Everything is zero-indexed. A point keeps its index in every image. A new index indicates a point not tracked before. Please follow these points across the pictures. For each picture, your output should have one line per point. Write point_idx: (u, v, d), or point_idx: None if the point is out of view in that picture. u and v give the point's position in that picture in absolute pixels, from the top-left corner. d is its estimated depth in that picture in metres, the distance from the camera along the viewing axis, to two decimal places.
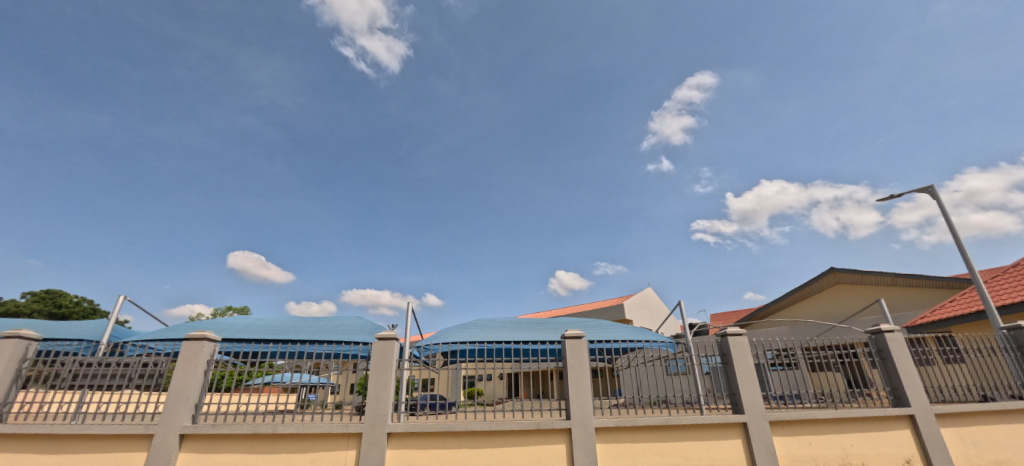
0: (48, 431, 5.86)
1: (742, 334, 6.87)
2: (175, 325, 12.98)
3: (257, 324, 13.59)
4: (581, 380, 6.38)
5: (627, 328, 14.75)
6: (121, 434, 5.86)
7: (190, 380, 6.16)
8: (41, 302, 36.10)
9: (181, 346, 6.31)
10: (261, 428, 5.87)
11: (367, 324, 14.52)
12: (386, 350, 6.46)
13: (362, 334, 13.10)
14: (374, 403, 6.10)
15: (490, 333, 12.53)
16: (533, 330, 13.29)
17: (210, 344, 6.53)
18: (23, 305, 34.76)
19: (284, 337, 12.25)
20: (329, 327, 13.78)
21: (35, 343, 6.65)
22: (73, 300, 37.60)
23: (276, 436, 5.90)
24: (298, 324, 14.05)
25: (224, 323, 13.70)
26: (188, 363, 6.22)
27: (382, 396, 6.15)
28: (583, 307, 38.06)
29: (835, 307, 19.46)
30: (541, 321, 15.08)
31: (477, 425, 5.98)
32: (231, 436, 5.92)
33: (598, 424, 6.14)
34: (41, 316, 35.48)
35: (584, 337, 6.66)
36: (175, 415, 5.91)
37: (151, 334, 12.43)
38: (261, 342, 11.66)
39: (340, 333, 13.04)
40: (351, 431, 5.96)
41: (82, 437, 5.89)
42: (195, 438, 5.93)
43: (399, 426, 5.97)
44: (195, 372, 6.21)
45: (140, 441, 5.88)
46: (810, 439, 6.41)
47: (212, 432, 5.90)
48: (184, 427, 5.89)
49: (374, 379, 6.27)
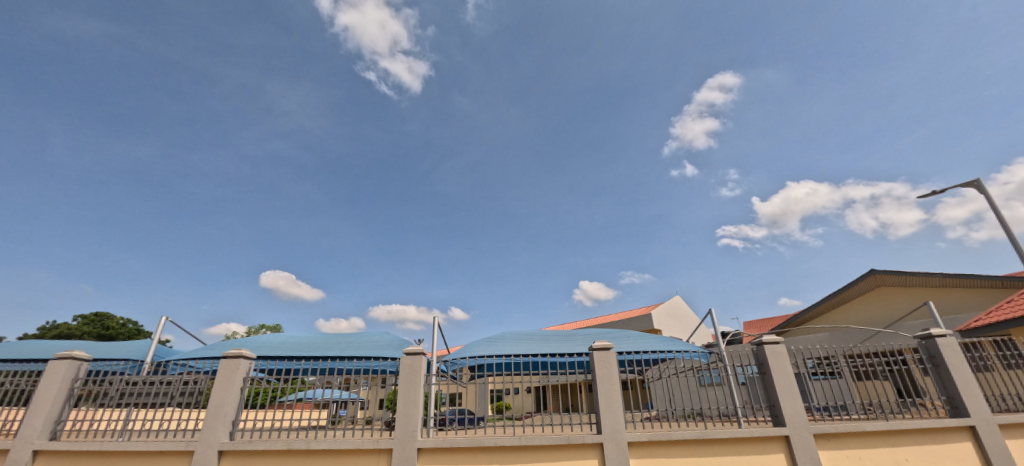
0: (98, 448, 6.14)
1: (779, 342, 6.56)
2: (212, 344, 13.48)
3: (289, 342, 13.99)
4: (612, 392, 6.22)
5: (657, 338, 14.36)
6: (163, 450, 6.07)
7: (227, 398, 6.33)
8: (92, 325, 38.41)
9: (219, 363, 6.52)
10: (295, 444, 5.97)
11: (395, 340, 14.68)
12: (414, 365, 6.47)
13: (391, 350, 13.25)
14: (403, 419, 6.13)
15: (516, 347, 12.50)
16: (560, 343, 13.13)
17: (246, 362, 6.71)
18: (75, 327, 36.91)
19: (313, 354, 12.47)
20: (357, 343, 13.97)
21: (86, 364, 6.99)
22: (120, 322, 39.82)
23: (310, 452, 5.99)
24: (328, 341, 14.36)
25: (257, 341, 14.11)
26: (226, 381, 6.42)
27: (411, 412, 6.16)
28: (610, 317, 37.48)
29: (879, 310, 18.46)
30: (567, 333, 14.84)
31: (506, 440, 5.89)
32: (265, 452, 6.04)
33: (631, 438, 5.96)
34: (91, 338, 37.66)
35: (613, 348, 6.51)
36: (214, 432, 6.09)
37: (191, 352, 12.96)
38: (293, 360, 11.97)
39: (370, 349, 13.27)
40: (381, 447, 5.98)
41: (128, 454, 6.14)
42: (233, 454, 6.08)
43: (428, 442, 5.97)
44: (232, 389, 6.38)
45: (182, 457, 6.07)
46: (860, 453, 6.04)
47: (247, 448, 6.03)
48: (222, 444, 6.05)
49: (402, 395, 6.29)
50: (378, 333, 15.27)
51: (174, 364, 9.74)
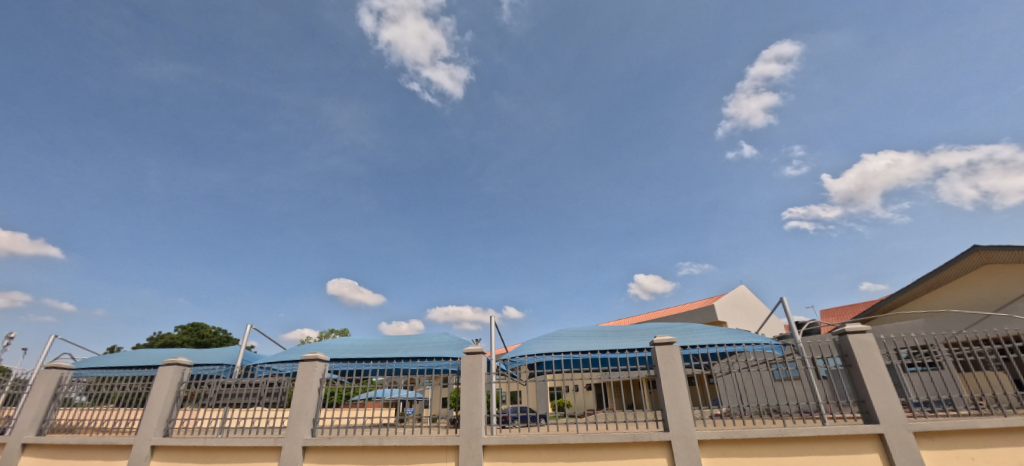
0: (202, 444, 6.88)
1: (866, 332, 5.97)
2: (291, 348, 14.63)
3: (358, 345, 14.86)
4: (677, 388, 5.98)
5: (723, 331, 13.63)
6: (256, 446, 6.69)
7: (307, 397, 6.84)
8: (190, 334, 43.13)
9: (298, 366, 7.05)
10: (369, 440, 6.34)
11: (454, 340, 15.11)
12: (475, 364, 6.62)
13: (451, 350, 13.65)
14: (467, 416, 6.29)
15: (574, 343, 12.41)
16: (618, 338, 12.86)
17: (321, 364, 7.21)
18: (177, 336, 41.65)
19: (380, 355, 13.15)
20: (419, 344, 14.55)
21: (188, 368, 7.85)
22: (213, 331, 44.37)
23: (383, 448, 6.32)
24: (392, 342, 15.09)
25: (329, 344, 15.12)
26: (305, 382, 6.93)
27: (475, 410, 6.30)
28: (670, 310, 36.08)
29: (985, 292, 16.26)
30: (626, 328, 14.48)
31: (570, 438, 5.85)
32: (344, 448, 6.46)
33: (701, 436, 5.69)
34: (190, 346, 42.28)
35: (676, 343, 6.26)
36: (298, 429, 6.61)
37: (274, 356, 14.16)
38: (362, 361, 12.70)
39: (432, 349, 13.77)
40: (449, 444, 6.18)
41: (227, 448, 6.84)
42: (315, 450, 6.56)
43: (493, 439, 6.08)
44: (310, 390, 6.88)
45: (272, 452, 6.65)
46: (972, 454, 5.35)
47: (327, 444, 6.48)
48: (305, 440, 6.55)
49: (465, 393, 6.45)
50: (437, 334, 15.80)
51: (260, 368, 10.70)
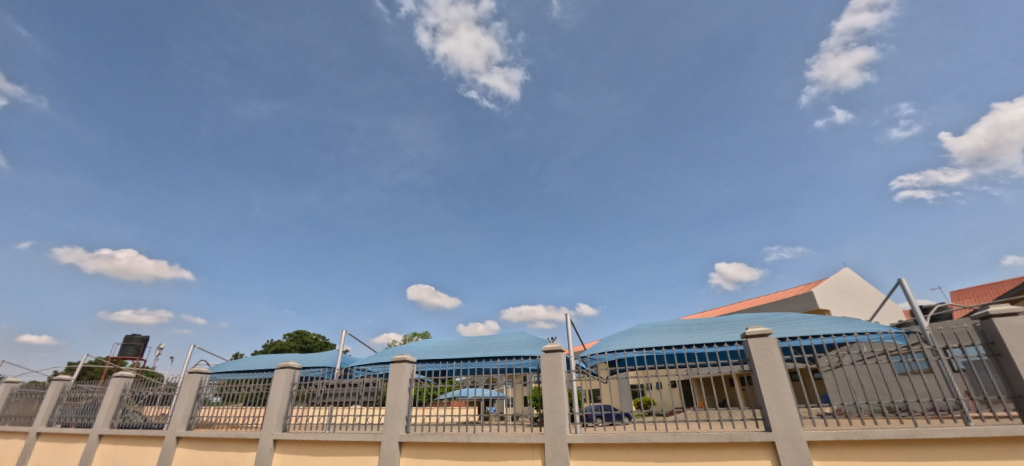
0: (314, 438, 7.70)
1: (1019, 314, 4.99)
2: (382, 351, 15.78)
3: (440, 346, 15.61)
4: (778, 384, 5.46)
5: (827, 320, 12.24)
6: (359, 441, 7.32)
7: (399, 396, 7.32)
8: (296, 340, 48.31)
9: (390, 367, 7.57)
10: (458, 437, 6.63)
11: (531, 339, 15.26)
12: (554, 362, 6.61)
13: (529, 349, 13.81)
14: (551, 414, 6.32)
15: (655, 339, 11.93)
16: (704, 332, 12.11)
17: (409, 365, 7.67)
18: (286, 343, 46.90)
19: (461, 356, 13.70)
20: (498, 344, 14.92)
21: (297, 371, 8.79)
22: (314, 337, 49.30)
23: (471, 445, 6.58)
24: (472, 343, 15.63)
25: (415, 347, 16.05)
26: (397, 382, 7.42)
27: (558, 408, 6.30)
28: (760, 299, 33.20)
29: None
30: (711, 321, 13.60)
31: (659, 437, 5.62)
32: (435, 444, 6.82)
33: (811, 437, 5.15)
34: (297, 351, 47.34)
35: (773, 334, 5.72)
36: (393, 426, 7.11)
37: (368, 359, 15.37)
38: (446, 362, 13.33)
39: (510, 349, 14.04)
40: (534, 442, 6.25)
41: (335, 442, 7.56)
42: (410, 445, 7.01)
43: (578, 437, 6.03)
44: (402, 389, 7.35)
45: (373, 447, 7.23)
46: None
47: (420, 440, 6.89)
48: (401, 436, 7.02)
49: (547, 391, 6.47)
50: (514, 334, 16.08)
51: (357, 369, 11.68)
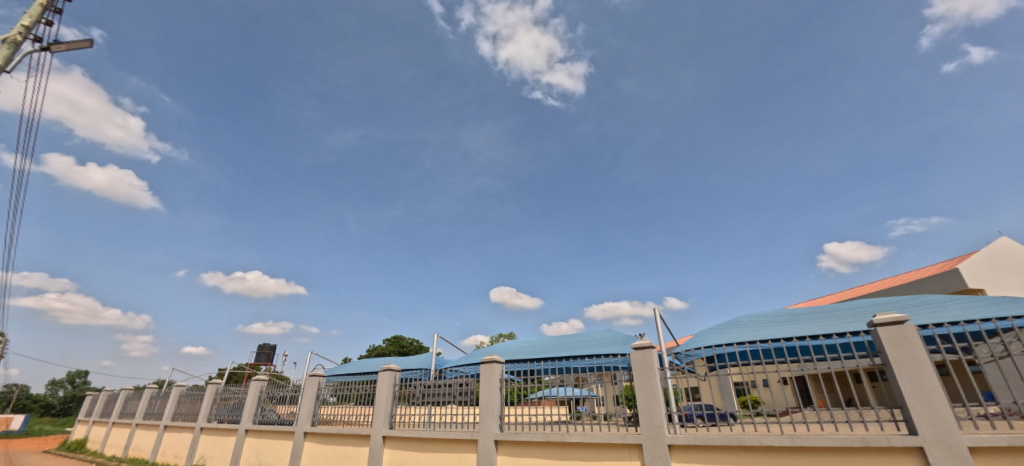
0: (418, 435, 8.24)
1: None
2: (471, 353, 16.41)
3: (527, 346, 15.81)
4: (923, 380, 4.63)
5: (984, 300, 10.13)
6: (458, 438, 7.68)
7: (492, 396, 7.54)
8: (394, 344, 52.29)
9: (481, 368, 7.83)
10: (552, 436, 6.64)
11: (618, 336, 14.81)
12: (646, 359, 6.33)
13: (617, 347, 13.40)
14: (646, 414, 6.05)
15: (759, 331, 10.86)
16: (818, 321, 10.75)
17: (499, 365, 7.85)
18: (385, 347, 50.97)
19: (548, 355, 13.73)
20: (584, 342, 14.71)
21: (398, 373, 9.47)
22: (410, 341, 52.94)
23: (565, 444, 6.55)
24: (558, 342, 15.60)
25: (502, 347, 16.44)
26: (488, 382, 7.64)
27: (653, 407, 6.02)
28: (887, 281, 28.65)
29: None
30: (826, 308, 12.03)
31: (773, 440, 5.09)
32: (530, 443, 6.91)
33: (974, 443, 4.29)
34: (395, 354, 51.19)
35: (911, 321, 4.86)
36: (488, 425, 7.34)
37: (459, 360, 16.09)
38: (533, 362, 13.46)
39: (597, 347, 13.76)
40: (631, 443, 6.03)
41: (436, 440, 8.02)
42: (506, 444, 7.18)
43: (679, 439, 5.69)
44: (493, 389, 7.56)
45: (471, 444, 7.53)
46: None
47: (515, 439, 7.02)
48: (496, 435, 7.22)
49: (641, 390, 6.21)
50: (600, 331, 15.72)
51: (450, 370, 12.29)
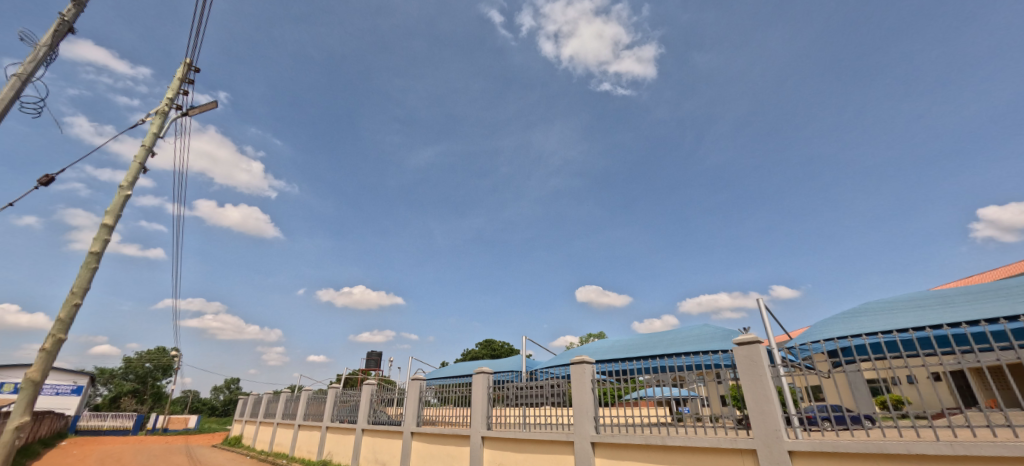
0: (515, 436, 8.38)
1: None
2: (561, 353, 16.33)
3: (617, 345, 15.32)
4: None
5: None
6: (554, 440, 7.65)
7: (584, 397, 7.38)
8: (486, 347, 54.16)
9: (571, 369, 7.71)
10: (652, 439, 6.30)
11: (718, 330, 13.69)
12: (752, 355, 5.70)
13: (717, 342, 12.39)
14: (759, 416, 5.45)
15: (895, 319, 9.28)
16: (977, 303, 8.86)
17: (589, 366, 7.65)
18: (477, 351, 53.07)
19: (641, 354, 13.16)
20: (680, 339, 13.85)
21: (491, 375, 9.72)
22: (501, 343, 54.52)
23: (667, 448, 6.17)
24: (650, 339, 14.88)
25: (591, 347, 16.13)
26: (580, 383, 7.50)
27: (767, 408, 5.40)
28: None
29: None
30: (988, 286, 9.88)
31: (928, 448, 4.24)
32: (629, 445, 6.64)
33: None
34: (487, 357, 52.95)
35: None
36: (584, 427, 7.20)
37: (549, 361, 16.12)
38: (626, 360, 12.99)
39: (694, 343, 12.86)
40: (743, 447, 5.48)
41: (533, 441, 8.08)
42: (603, 446, 6.98)
43: (801, 444, 5.02)
44: (585, 390, 7.39)
45: (568, 446, 7.46)
46: None
47: (613, 441, 6.79)
48: (592, 437, 7.06)
49: (750, 390, 5.62)
50: (697, 327, 14.67)
51: (541, 372, 12.35)
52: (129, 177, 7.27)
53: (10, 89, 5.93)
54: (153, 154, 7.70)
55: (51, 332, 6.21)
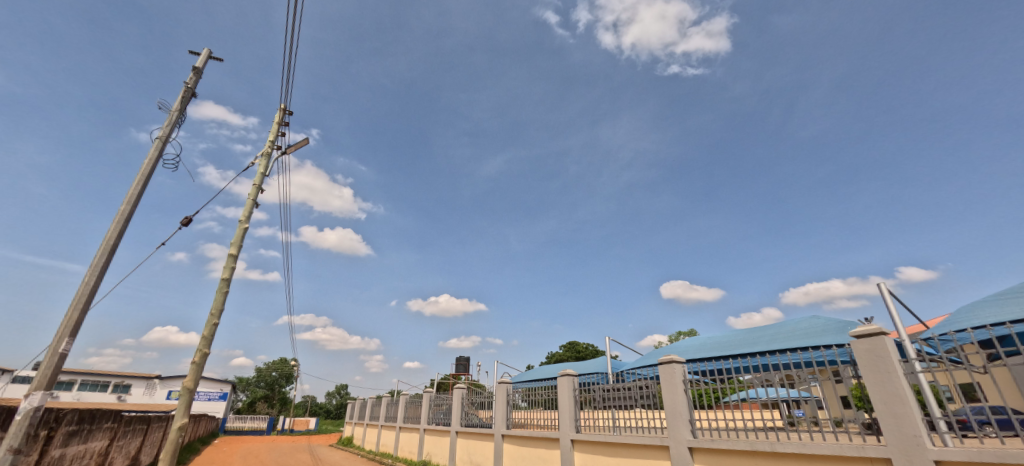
0: (605, 439, 8.13)
1: None
2: (649, 353, 15.58)
3: (711, 342, 14.22)
4: None
5: None
6: (647, 444, 7.29)
7: (677, 399, 6.91)
8: (570, 350, 53.65)
9: (660, 369, 7.26)
10: (759, 445, 5.71)
11: (832, 322, 12.08)
12: (876, 349, 4.92)
13: (832, 335, 10.94)
14: (891, 420, 4.67)
15: None
16: None
17: (680, 365, 7.13)
18: (561, 354, 52.76)
19: (740, 351, 12.06)
20: (785, 333, 12.46)
21: (576, 377, 9.54)
22: (586, 345, 53.66)
23: (779, 456, 5.55)
24: (749, 335, 13.59)
25: (682, 346, 15.16)
26: (670, 384, 7.03)
27: (901, 410, 4.61)
28: None
29: None
30: None
31: None
32: (732, 451, 6.08)
33: None
34: (572, 360, 52.40)
35: None
36: (679, 430, 6.75)
37: (637, 361, 15.46)
38: (723, 359, 12.00)
39: (803, 338, 11.49)
40: (873, 456, 4.74)
41: (625, 445, 7.77)
42: (702, 452, 6.48)
43: (951, 453, 4.19)
44: (677, 392, 6.91)
45: (663, 451, 7.05)
46: None
47: (713, 447, 6.27)
48: (689, 441, 6.59)
49: (877, 389, 4.85)
50: (805, 319, 13.09)
51: (628, 373, 11.88)
52: (246, 212, 8.43)
53: (155, 150, 7.18)
54: (262, 191, 8.86)
55: (199, 347, 7.39)
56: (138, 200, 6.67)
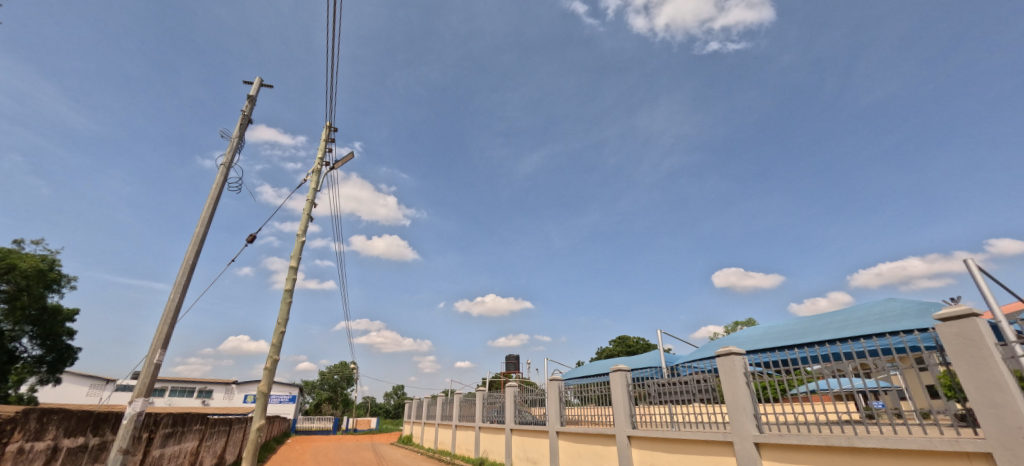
0: (664, 435, 7.93)
1: None
2: (704, 345, 14.99)
3: (773, 332, 13.45)
4: None
5: None
6: (709, 440, 7.04)
7: (738, 392, 6.60)
8: (621, 345, 52.60)
9: (718, 362, 6.97)
10: (834, 440, 5.36)
11: (910, 304, 11.06)
12: (967, 332, 4.46)
13: (911, 319, 10.02)
14: (990, 410, 4.22)
15: None
16: None
17: (740, 357, 6.78)
18: (611, 349, 51.85)
19: (805, 340, 11.34)
20: (856, 319, 11.55)
21: (628, 372, 9.37)
22: (637, 339, 52.39)
23: (858, 451, 5.18)
24: (815, 323, 12.72)
25: (740, 336, 14.44)
26: (730, 377, 6.73)
27: (1000, 399, 4.15)
28: None
29: None
30: None
31: None
32: (804, 447, 5.74)
33: None
34: (623, 355, 51.36)
35: None
36: (743, 425, 6.45)
37: (693, 354, 14.91)
38: (786, 349, 11.33)
39: (877, 323, 10.61)
40: (970, 450, 4.31)
41: (685, 441, 7.55)
42: (770, 447, 6.16)
43: None
44: (739, 385, 6.59)
45: (727, 447, 6.77)
46: None
47: (782, 442, 5.94)
48: (755, 436, 6.29)
49: (969, 377, 4.41)
50: (878, 302, 12.08)
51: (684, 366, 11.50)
52: (302, 227, 9.01)
53: (221, 175, 7.84)
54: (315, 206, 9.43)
55: (270, 354, 7.99)
56: (210, 221, 7.31)
